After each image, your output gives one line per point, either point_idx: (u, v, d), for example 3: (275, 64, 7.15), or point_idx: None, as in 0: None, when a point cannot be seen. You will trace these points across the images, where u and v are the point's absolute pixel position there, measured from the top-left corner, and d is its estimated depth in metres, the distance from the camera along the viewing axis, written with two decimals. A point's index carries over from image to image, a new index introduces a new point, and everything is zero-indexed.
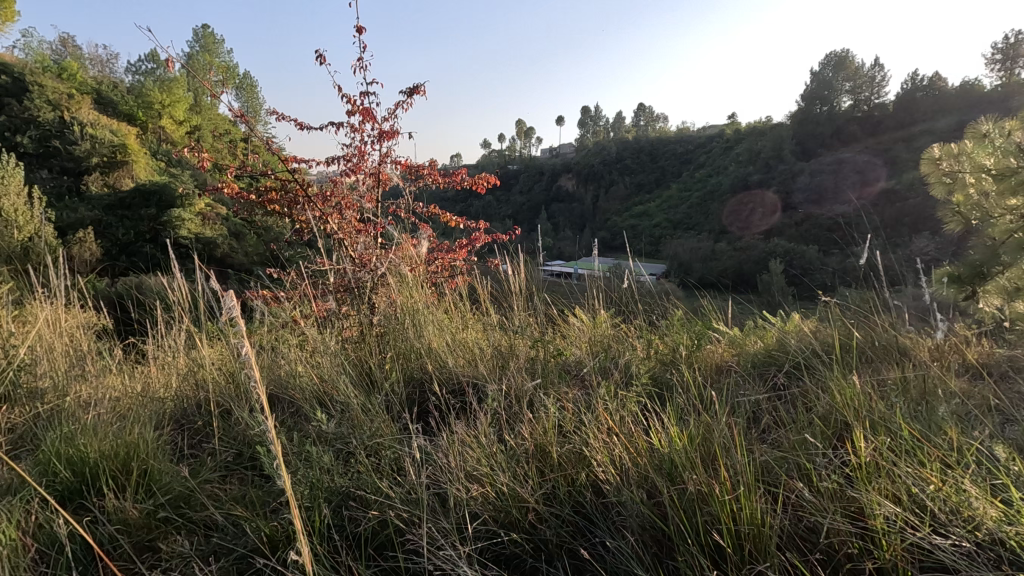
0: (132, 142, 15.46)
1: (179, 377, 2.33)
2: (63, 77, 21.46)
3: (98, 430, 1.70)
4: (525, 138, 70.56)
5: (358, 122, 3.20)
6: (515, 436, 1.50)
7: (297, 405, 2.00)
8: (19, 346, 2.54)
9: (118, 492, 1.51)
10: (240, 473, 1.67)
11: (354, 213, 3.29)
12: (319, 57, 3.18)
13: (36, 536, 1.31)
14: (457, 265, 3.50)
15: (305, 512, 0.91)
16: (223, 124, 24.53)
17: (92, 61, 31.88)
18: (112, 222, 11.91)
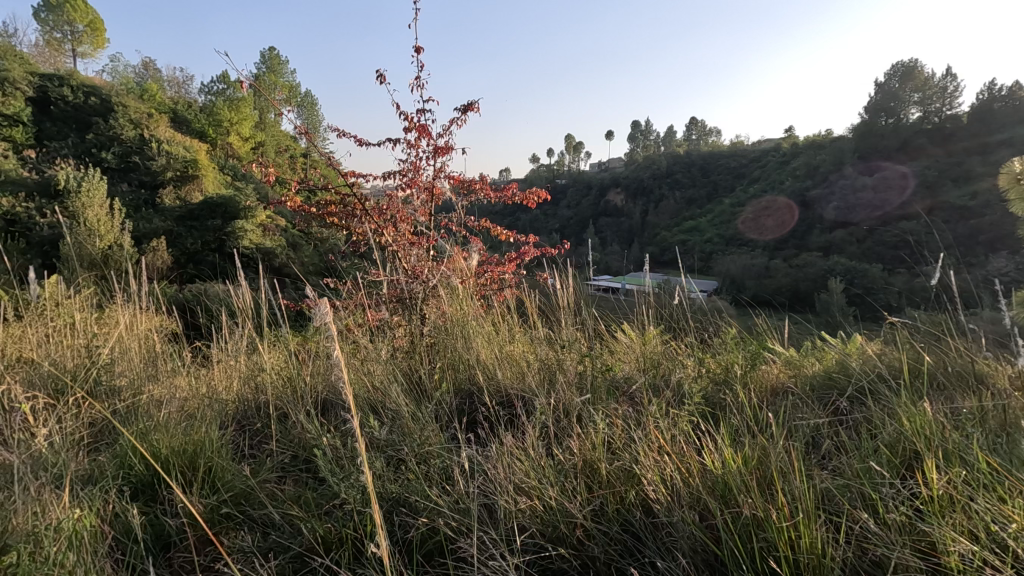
0: (202, 158, 16.46)
1: (241, 380, 2.45)
2: (144, 98, 23.16)
3: (169, 427, 1.81)
4: (573, 152, 70.68)
5: (414, 138, 3.30)
6: (564, 450, 1.50)
7: (350, 412, 2.06)
8: (101, 347, 2.75)
9: (186, 487, 1.60)
10: (296, 475, 1.73)
11: (408, 226, 3.39)
12: (379, 76, 3.30)
13: (113, 523, 1.41)
14: (506, 279, 3.52)
15: (382, 508, 0.94)
16: (285, 141, 25.79)
17: (170, 83, 34.28)
18: (182, 232, 12.68)
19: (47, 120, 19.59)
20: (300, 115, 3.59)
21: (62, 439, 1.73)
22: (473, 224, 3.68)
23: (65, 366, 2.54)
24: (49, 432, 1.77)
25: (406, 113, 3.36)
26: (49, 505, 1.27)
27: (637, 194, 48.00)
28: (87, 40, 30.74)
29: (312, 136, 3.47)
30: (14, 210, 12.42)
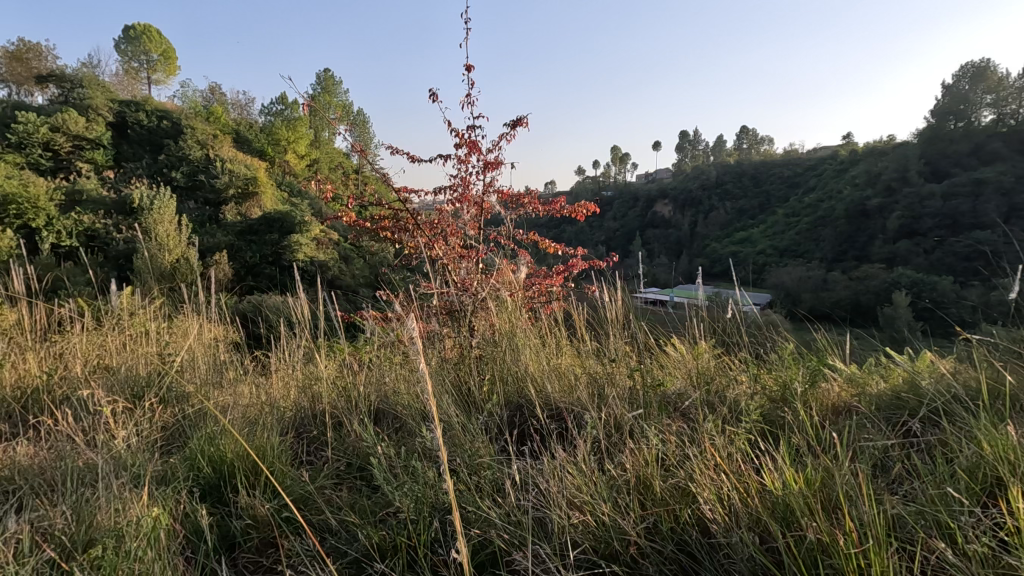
0: (261, 176, 17.30)
1: (298, 389, 2.53)
2: (210, 120, 24.63)
3: (234, 432, 1.91)
4: (619, 163, 70.20)
5: (465, 154, 3.37)
6: (616, 466, 1.48)
7: (401, 421, 2.11)
8: (171, 355, 2.91)
9: (249, 489, 1.68)
10: (350, 482, 1.77)
11: (457, 240, 3.46)
12: (431, 95, 3.39)
13: (183, 523, 1.49)
14: (553, 291, 3.53)
15: (460, 514, 0.96)
16: (338, 158, 26.78)
17: (234, 105, 36.30)
18: (242, 246, 13.35)
19: (124, 143, 21.10)
20: (354, 134, 3.76)
21: (137, 441, 1.84)
22: (522, 237, 3.70)
23: (138, 373, 2.70)
24: (126, 434, 1.89)
25: (457, 130, 3.43)
26: (129, 502, 1.35)
27: (685, 204, 47.03)
28: (161, 68, 32.97)
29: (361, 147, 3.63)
30: (94, 227, 13.40)
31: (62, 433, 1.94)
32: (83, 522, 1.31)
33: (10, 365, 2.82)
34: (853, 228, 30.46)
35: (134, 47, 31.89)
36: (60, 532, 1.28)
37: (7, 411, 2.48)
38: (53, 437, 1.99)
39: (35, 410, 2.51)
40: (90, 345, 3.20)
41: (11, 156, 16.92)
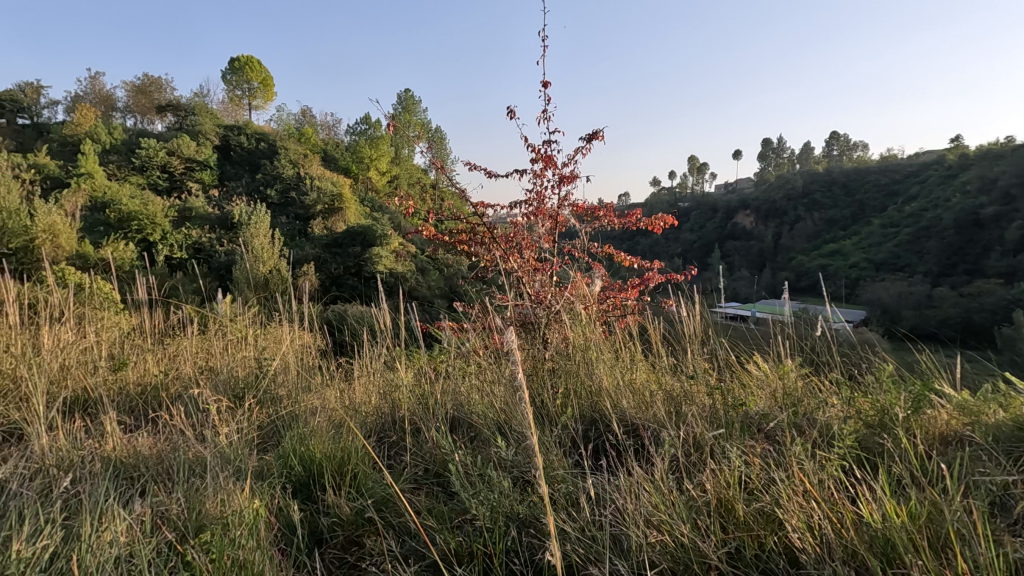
0: (346, 192, 18.29)
1: (379, 394, 2.66)
2: (302, 142, 26.45)
3: (321, 433, 2.02)
4: (697, 173, 68.04)
5: (540, 168, 3.41)
6: (695, 487, 1.43)
7: (476, 430, 2.15)
8: (267, 359, 3.15)
9: (335, 489, 1.78)
10: (428, 487, 1.83)
11: (532, 253, 3.50)
12: (509, 112, 3.46)
13: (278, 517, 1.60)
14: (628, 304, 3.48)
15: (549, 523, 0.98)
16: (417, 174, 27.81)
17: (322, 126, 38.78)
18: (327, 258, 14.18)
19: (228, 164, 23.11)
20: (433, 151, 3.92)
21: (238, 437, 2.01)
22: (597, 250, 3.69)
23: (238, 376, 2.94)
24: (229, 431, 2.07)
25: (534, 145, 3.48)
26: (231, 493, 1.48)
27: (769, 215, 44.71)
28: (260, 94, 35.82)
29: (439, 160, 3.84)
30: (201, 241, 14.75)
31: (175, 426, 2.15)
32: (193, 509, 1.44)
33: (132, 364, 3.16)
34: (962, 241, 27.01)
35: (238, 76, 34.94)
36: (175, 517, 1.42)
37: (130, 405, 2.79)
38: (167, 430, 2.21)
39: (153, 406, 2.79)
40: (198, 348, 3.53)
41: (136, 178, 19.01)
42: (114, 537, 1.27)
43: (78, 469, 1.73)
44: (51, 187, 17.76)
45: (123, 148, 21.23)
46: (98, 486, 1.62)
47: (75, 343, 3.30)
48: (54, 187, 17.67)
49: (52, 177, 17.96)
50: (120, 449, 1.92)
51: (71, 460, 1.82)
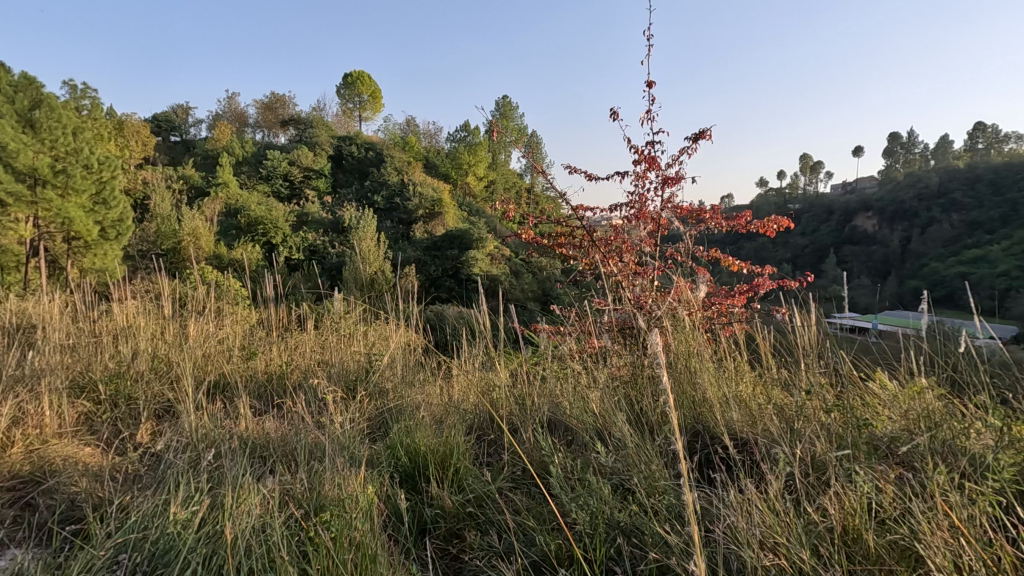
0: (445, 198, 18.99)
1: (477, 393, 2.73)
2: (406, 150, 27.88)
3: (425, 428, 2.12)
4: (811, 172, 62.99)
5: (643, 170, 3.32)
6: (815, 510, 1.32)
7: (574, 435, 2.14)
8: (376, 355, 3.35)
9: (438, 482, 1.85)
10: (525, 487, 1.85)
11: (633, 257, 3.42)
12: (611, 113, 3.40)
13: (386, 504, 1.69)
14: (735, 312, 3.30)
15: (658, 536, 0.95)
16: (513, 179, 28.22)
17: (424, 135, 40.62)
18: (427, 260, 14.80)
19: (340, 172, 24.89)
20: (532, 155, 3.96)
21: (352, 427, 2.16)
22: (702, 253, 3.53)
23: (349, 370, 3.16)
24: (342, 420, 2.23)
25: (636, 146, 3.40)
26: (346, 477, 1.59)
27: (896, 217, 40.31)
28: (369, 106, 38.16)
29: (537, 157, 3.91)
30: (315, 243, 15.99)
31: (296, 412, 2.36)
32: (315, 490, 1.57)
33: (261, 354, 3.51)
34: None
35: (351, 91, 37.57)
36: (299, 496, 1.56)
37: (260, 392, 3.10)
38: (290, 416, 2.42)
39: (278, 394, 3.07)
40: (314, 342, 3.83)
41: (263, 186, 21.01)
42: (251, 508, 1.41)
43: (221, 445, 1.95)
44: (195, 196, 20.11)
45: (252, 159, 23.55)
46: (235, 462, 1.81)
47: (215, 334, 3.71)
48: (197, 196, 19.99)
49: (196, 187, 20.34)
50: (251, 430, 2.14)
51: (213, 436, 2.05)
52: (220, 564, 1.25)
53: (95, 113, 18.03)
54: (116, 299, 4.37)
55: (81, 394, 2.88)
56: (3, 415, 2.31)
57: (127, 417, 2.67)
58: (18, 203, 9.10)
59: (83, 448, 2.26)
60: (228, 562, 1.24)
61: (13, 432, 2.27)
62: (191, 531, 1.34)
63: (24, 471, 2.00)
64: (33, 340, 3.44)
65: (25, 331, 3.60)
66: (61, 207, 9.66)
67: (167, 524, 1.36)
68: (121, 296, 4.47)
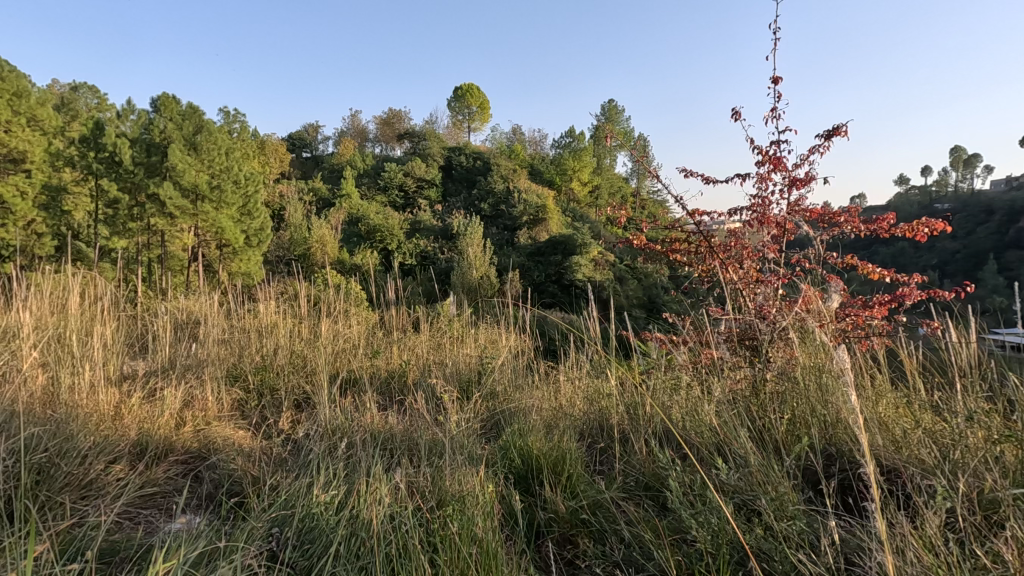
0: (549, 204, 19.10)
1: (587, 401, 2.72)
2: (512, 158, 28.47)
3: (538, 431, 2.15)
4: (966, 168, 55.04)
5: (767, 172, 3.10)
6: (982, 554, 1.18)
7: (690, 449, 2.06)
8: (487, 359, 3.46)
9: (550, 487, 1.87)
10: (639, 499, 1.81)
11: (755, 263, 3.20)
12: (733, 113, 3.22)
13: (502, 504, 1.75)
14: (874, 325, 2.98)
15: None
16: (619, 183, 27.68)
17: (530, 143, 41.26)
18: (530, 266, 14.92)
19: (451, 181, 26.02)
20: (642, 160, 3.87)
21: (468, 427, 2.25)
22: (835, 260, 3.22)
23: (462, 372, 3.31)
24: (457, 418, 2.34)
25: (759, 146, 3.18)
26: (466, 475, 1.66)
27: None
28: (478, 117, 39.73)
29: (640, 150, 3.91)
30: (427, 249, 16.84)
31: (416, 409, 2.51)
32: (437, 484, 1.66)
33: (382, 353, 3.79)
34: None
35: (460, 104, 39.13)
36: (423, 489, 1.65)
37: (382, 389, 3.35)
38: (412, 412, 2.59)
39: (397, 391, 3.30)
40: (428, 342, 4.04)
41: (381, 197, 22.52)
42: (381, 497, 1.53)
43: (353, 437, 2.13)
44: (322, 207, 21.99)
45: (372, 172, 25.35)
46: (366, 452, 1.98)
47: (343, 333, 4.06)
48: (324, 206, 21.86)
49: (323, 198, 22.23)
50: (378, 423, 2.31)
51: (345, 425, 2.25)
52: (358, 547, 1.37)
53: (243, 135, 20.38)
54: (261, 300, 4.93)
55: (234, 382, 3.30)
56: (178, 397, 2.70)
57: (272, 406, 3.02)
58: (183, 215, 10.39)
59: (238, 431, 2.58)
60: (367, 545, 1.36)
61: (185, 413, 2.64)
62: (331, 513, 1.47)
63: (193, 447, 2.33)
64: (197, 334, 3.98)
65: (191, 327, 4.17)
66: (216, 218, 10.93)
67: (311, 505, 1.51)
68: (264, 297, 5.02)
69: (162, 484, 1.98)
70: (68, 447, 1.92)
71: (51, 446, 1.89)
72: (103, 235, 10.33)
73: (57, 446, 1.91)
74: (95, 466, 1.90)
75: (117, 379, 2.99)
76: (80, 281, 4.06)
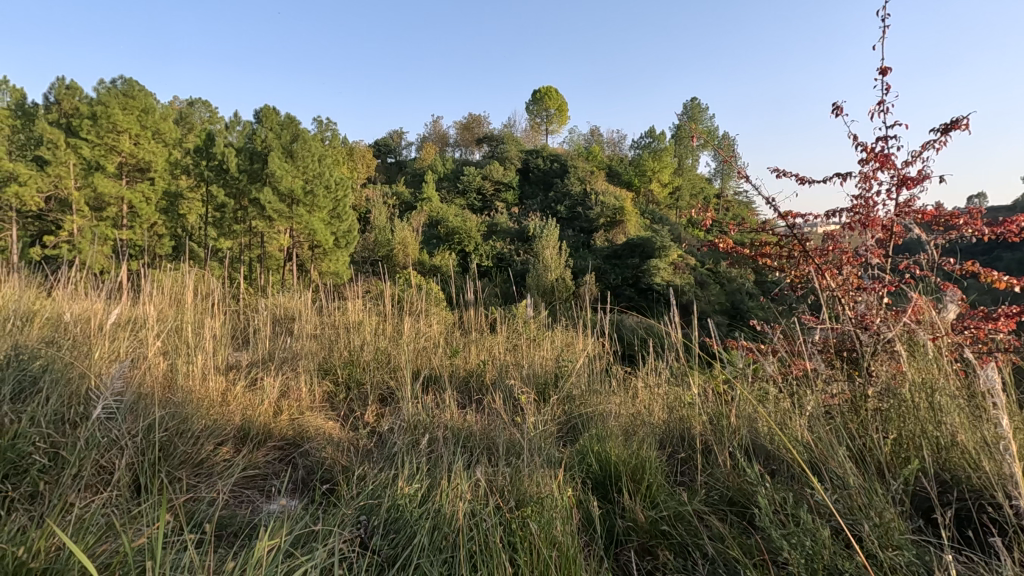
0: (627, 206, 18.69)
1: (666, 408, 2.65)
2: (589, 159, 28.17)
3: (616, 437, 2.12)
4: None
5: (873, 172, 2.85)
6: None
7: (781, 466, 1.95)
8: (564, 362, 3.45)
9: (627, 494, 1.84)
10: (724, 514, 1.74)
11: (856, 269, 2.96)
12: (835, 108, 2.99)
13: (579, 508, 1.75)
14: (998, 340, 2.66)
15: None
16: (701, 183, 26.57)
17: (608, 144, 40.60)
18: (606, 268, 14.59)
19: (528, 183, 26.15)
20: (729, 160, 3.69)
21: (545, 429, 2.26)
22: (951, 266, 2.91)
23: (540, 375, 3.33)
24: (534, 420, 2.36)
25: (863, 143, 2.94)
26: (544, 478, 1.67)
27: None
28: (556, 119, 39.67)
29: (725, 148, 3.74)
30: (503, 251, 17.02)
31: (494, 408, 2.56)
32: (516, 483, 1.68)
33: (461, 353, 3.89)
34: None
35: (539, 107, 39.29)
36: (503, 487, 1.68)
37: (461, 387, 3.44)
38: (490, 411, 2.64)
39: (475, 390, 3.38)
40: (504, 342, 4.09)
41: (459, 200, 23.05)
42: (462, 493, 1.57)
43: (434, 433, 2.21)
44: (404, 209, 22.83)
45: (451, 175, 26.00)
46: (446, 449, 2.05)
47: (423, 333, 4.20)
48: (406, 209, 22.69)
49: (405, 201, 23.08)
50: (457, 420, 2.38)
51: (426, 421, 2.33)
52: (441, 540, 1.42)
53: (334, 143, 21.61)
54: (349, 298, 5.20)
55: (325, 375, 3.51)
56: (277, 388, 2.91)
57: (359, 399, 3.19)
58: (280, 218, 11.12)
59: (328, 421, 2.74)
60: (449, 539, 1.41)
61: (282, 402, 2.85)
62: (414, 505, 1.54)
63: (289, 434, 2.51)
64: (292, 328, 4.27)
65: (287, 322, 4.48)
66: (309, 221, 11.59)
67: (396, 496, 1.58)
68: (351, 295, 5.29)
69: (262, 467, 2.15)
70: (184, 427, 2.14)
71: (172, 426, 2.11)
72: (212, 237, 11.30)
73: (176, 427, 2.13)
74: (206, 447, 2.09)
75: (224, 368, 3.28)
76: (194, 278, 4.48)
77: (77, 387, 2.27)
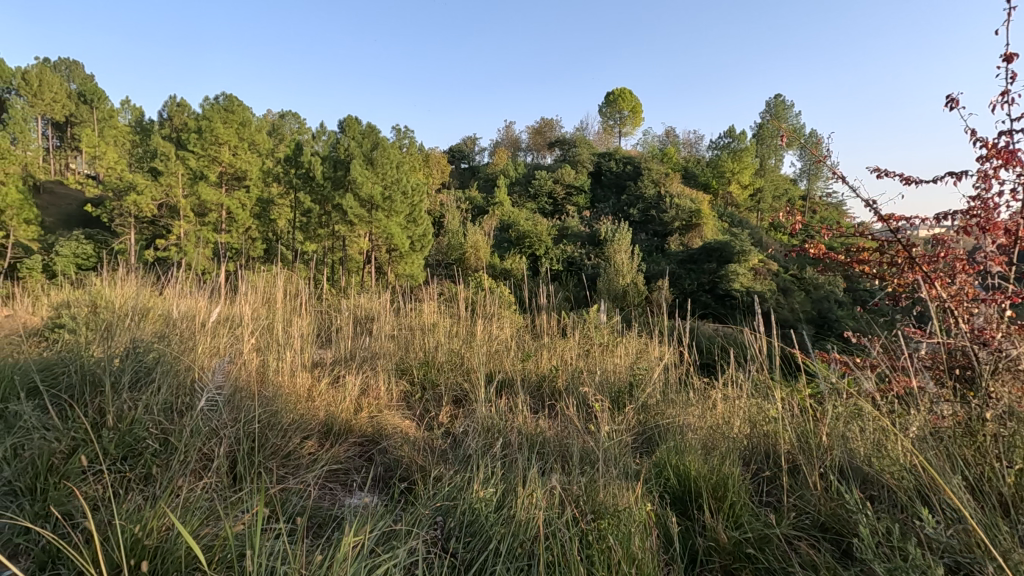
0: (704, 209, 17.95)
1: (749, 422, 2.50)
2: (664, 161, 27.33)
3: (696, 451, 2.03)
4: None
5: (996, 170, 2.56)
6: None
7: (881, 492, 1.79)
8: (638, 370, 3.36)
9: (709, 513, 1.75)
10: (817, 540, 1.62)
11: (971, 278, 2.65)
12: (950, 100, 2.72)
13: (656, 525, 1.69)
14: None
15: None
16: (785, 184, 25.03)
17: (684, 145, 39.20)
18: (681, 273, 14.07)
19: (600, 186, 25.79)
20: (822, 159, 3.44)
21: (619, 439, 2.21)
22: None
23: (613, 382, 3.26)
24: (609, 429, 2.31)
25: (982, 138, 2.65)
26: (622, 490, 1.62)
27: None
28: (630, 122, 38.90)
29: (815, 143, 3.50)
30: (574, 255, 16.86)
31: (568, 414, 2.53)
32: (591, 494, 1.65)
33: (533, 357, 3.89)
34: None
35: (612, 109, 38.71)
36: (577, 496, 1.65)
37: (533, 392, 3.44)
38: (563, 417, 2.63)
39: (548, 395, 3.36)
40: (576, 347, 4.05)
41: (531, 204, 23.11)
42: (537, 500, 1.57)
43: (507, 438, 2.21)
44: (476, 213, 23.20)
45: (523, 179, 26.11)
46: (521, 454, 2.05)
47: (495, 336, 4.24)
48: (478, 213, 23.03)
49: (478, 206, 23.46)
50: (530, 425, 2.37)
51: (501, 425, 2.35)
52: (517, 547, 1.42)
53: (411, 149, 22.34)
54: (424, 300, 5.33)
55: (401, 374, 3.62)
56: (358, 385, 3.04)
57: (433, 399, 3.26)
58: (360, 222, 11.64)
59: (405, 420, 2.83)
60: (525, 547, 1.41)
61: (363, 400, 2.97)
62: (490, 509, 1.55)
63: (368, 432, 2.61)
64: (372, 328, 4.44)
65: (367, 322, 4.66)
66: (387, 225, 11.95)
67: (472, 500, 1.59)
68: (426, 297, 5.43)
69: (344, 462, 2.25)
70: (275, 420, 2.27)
71: (265, 419, 2.26)
72: (299, 240, 12.03)
73: (267, 419, 2.27)
74: (293, 441, 2.22)
75: (310, 364, 3.46)
76: (283, 279, 4.76)
77: (183, 378, 2.48)
